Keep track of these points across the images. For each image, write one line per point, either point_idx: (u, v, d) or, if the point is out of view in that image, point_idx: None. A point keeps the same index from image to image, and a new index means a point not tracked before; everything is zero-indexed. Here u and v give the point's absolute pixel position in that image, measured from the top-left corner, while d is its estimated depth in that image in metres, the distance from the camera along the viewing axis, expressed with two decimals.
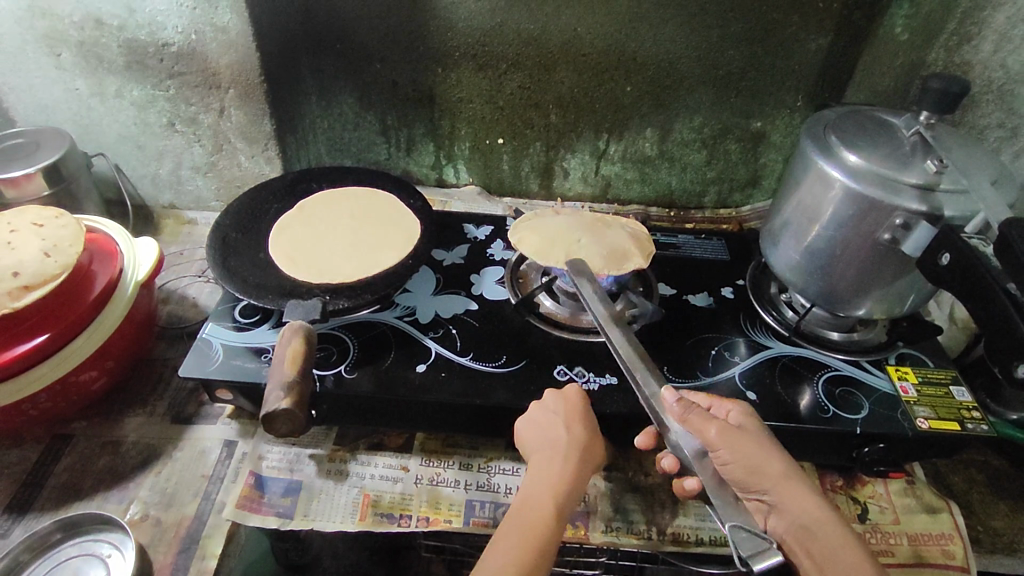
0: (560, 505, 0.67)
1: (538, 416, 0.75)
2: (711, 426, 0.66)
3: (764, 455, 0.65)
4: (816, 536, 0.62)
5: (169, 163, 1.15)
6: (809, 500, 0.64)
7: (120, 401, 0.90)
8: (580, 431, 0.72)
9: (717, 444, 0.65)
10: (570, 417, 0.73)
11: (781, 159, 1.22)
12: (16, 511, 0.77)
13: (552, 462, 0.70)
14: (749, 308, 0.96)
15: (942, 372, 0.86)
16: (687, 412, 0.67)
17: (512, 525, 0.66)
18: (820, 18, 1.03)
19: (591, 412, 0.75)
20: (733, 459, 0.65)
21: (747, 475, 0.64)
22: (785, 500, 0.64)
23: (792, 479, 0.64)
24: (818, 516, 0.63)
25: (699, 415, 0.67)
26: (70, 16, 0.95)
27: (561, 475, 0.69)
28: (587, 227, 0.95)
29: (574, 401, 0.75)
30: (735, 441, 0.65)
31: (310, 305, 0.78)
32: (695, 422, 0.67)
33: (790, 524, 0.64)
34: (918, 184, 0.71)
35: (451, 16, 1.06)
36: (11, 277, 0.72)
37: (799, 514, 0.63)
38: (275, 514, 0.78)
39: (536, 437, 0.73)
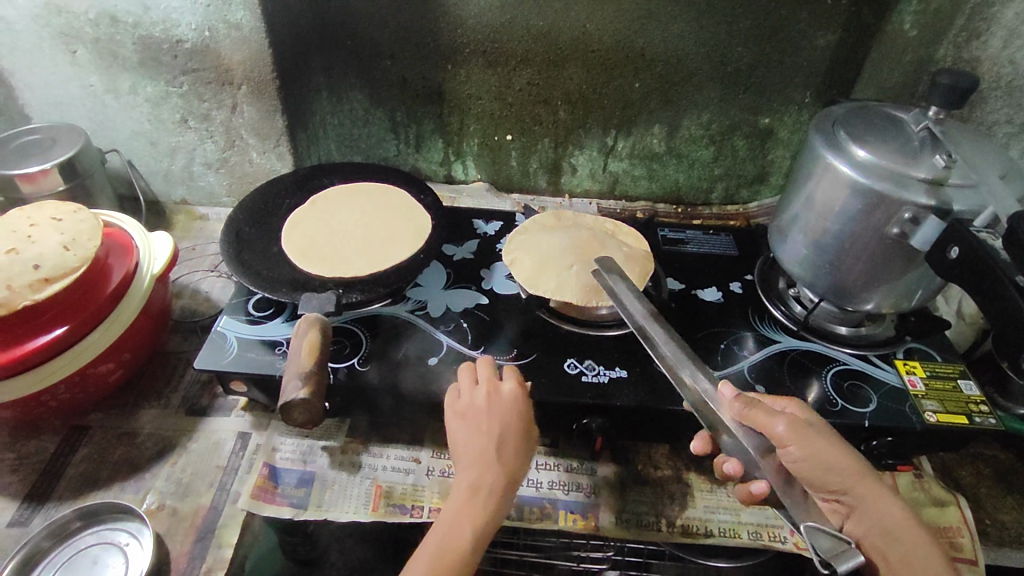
0: (479, 535, 0.65)
1: (465, 426, 0.71)
2: (778, 423, 0.66)
3: (839, 453, 0.66)
4: (891, 535, 0.64)
5: (181, 159, 1.16)
6: (884, 499, 0.65)
7: (135, 393, 0.91)
8: (508, 454, 0.69)
9: (788, 441, 0.65)
10: (499, 436, 0.70)
11: (789, 156, 1.23)
12: (35, 500, 0.79)
13: (475, 486, 0.67)
14: (758, 303, 0.97)
15: (950, 366, 0.87)
16: (748, 409, 0.67)
17: (427, 550, 0.64)
18: (829, 15, 1.03)
19: (520, 419, 0.72)
20: (805, 457, 0.65)
21: (818, 472, 0.65)
22: (864, 500, 0.65)
23: (868, 477, 0.66)
24: (894, 514, 0.65)
25: (765, 412, 0.67)
26: (86, 13, 0.96)
27: (481, 501, 0.66)
28: (581, 246, 0.94)
29: (508, 418, 0.71)
30: (808, 439, 0.65)
31: (325, 297, 0.80)
32: (761, 419, 0.67)
33: (863, 522, 0.66)
34: (927, 179, 0.72)
35: (462, 13, 1.07)
36: (31, 270, 0.74)
37: (875, 512, 0.65)
38: (290, 505, 0.79)
39: (462, 452, 0.70)
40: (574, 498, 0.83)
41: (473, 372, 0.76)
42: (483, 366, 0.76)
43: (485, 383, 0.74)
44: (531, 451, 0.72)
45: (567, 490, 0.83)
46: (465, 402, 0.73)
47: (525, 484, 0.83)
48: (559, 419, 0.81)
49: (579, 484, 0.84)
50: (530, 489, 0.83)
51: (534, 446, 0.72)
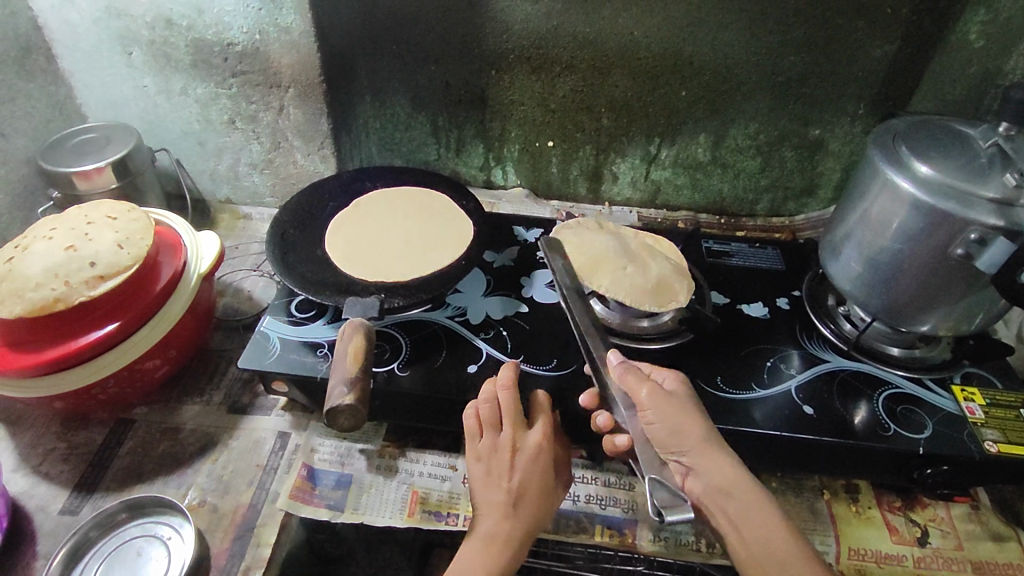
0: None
1: (488, 475, 0.72)
2: (643, 388, 0.70)
3: (688, 417, 0.70)
4: (725, 498, 0.67)
5: (228, 159, 1.18)
6: (721, 462, 0.68)
7: (179, 389, 0.93)
8: (529, 508, 0.71)
9: (647, 406, 0.69)
10: (522, 486, 0.71)
11: (839, 168, 1.19)
12: (83, 490, 0.80)
13: (498, 531, 0.68)
14: (805, 320, 0.94)
15: (1012, 395, 0.82)
16: (625, 372, 0.71)
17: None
18: (888, 24, 1.00)
19: (549, 463, 0.73)
20: (657, 419, 0.69)
21: (669, 435, 0.69)
22: (697, 460, 0.68)
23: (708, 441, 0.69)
24: (730, 476, 0.67)
25: (636, 376, 0.71)
26: (143, 16, 0.99)
27: (504, 545, 0.68)
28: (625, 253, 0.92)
29: (533, 471, 0.72)
30: (664, 402, 0.70)
31: (369, 302, 0.80)
32: (631, 384, 0.70)
33: (700, 484, 0.68)
34: (996, 198, 0.68)
35: (508, 19, 1.06)
36: (87, 267, 0.76)
37: (704, 474, 0.68)
38: (327, 507, 0.79)
39: (484, 498, 0.71)
40: (612, 513, 0.81)
41: (494, 412, 0.75)
42: (508, 407, 0.75)
43: (509, 428, 0.73)
44: (552, 496, 0.73)
45: (605, 505, 0.82)
46: (485, 447, 0.73)
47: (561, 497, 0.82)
48: (599, 432, 0.80)
49: (617, 499, 0.83)
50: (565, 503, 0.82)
51: (555, 503, 0.74)
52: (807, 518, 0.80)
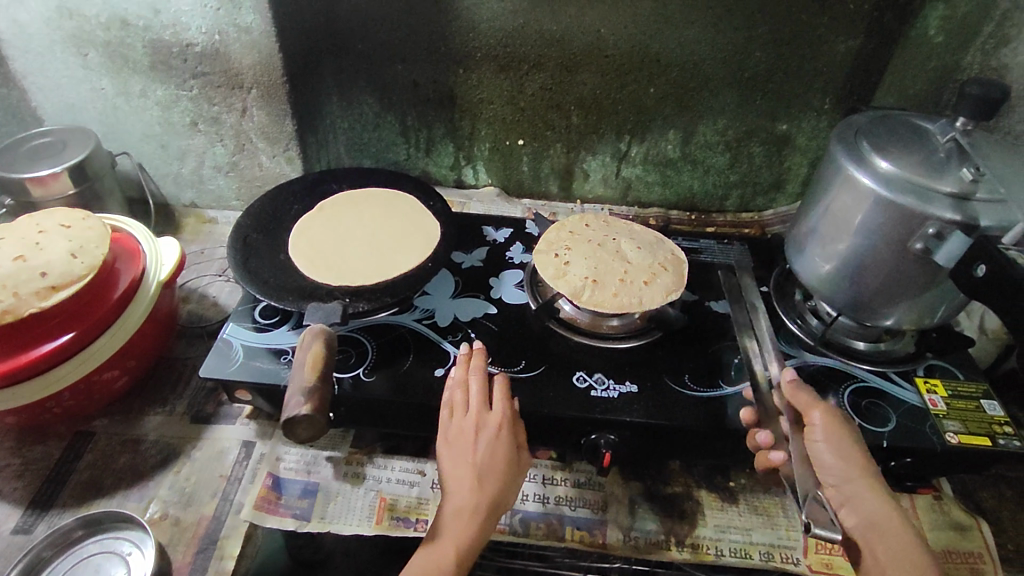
0: (466, 549, 0.65)
1: (453, 452, 0.71)
2: (815, 409, 0.71)
3: (858, 448, 0.69)
4: (881, 534, 0.65)
5: (191, 162, 1.16)
6: (881, 499, 0.66)
7: (140, 400, 0.91)
8: (494, 482, 0.69)
9: (816, 427, 0.70)
10: (485, 461, 0.69)
11: (806, 163, 1.20)
12: (39, 507, 0.78)
13: (462, 506, 0.67)
14: (773, 315, 0.94)
15: (972, 385, 0.84)
16: (798, 391, 0.73)
17: (417, 564, 0.65)
18: (850, 19, 1.00)
19: (513, 439, 0.72)
20: (825, 442, 0.69)
21: (833, 461, 0.68)
22: (856, 492, 0.66)
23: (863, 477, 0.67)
24: (887, 515, 0.65)
25: (810, 397, 0.72)
26: (97, 16, 0.96)
27: (466, 519, 0.67)
28: (645, 251, 0.93)
29: (495, 447, 0.70)
30: (836, 430, 0.69)
31: (331, 308, 0.79)
32: (803, 402, 0.72)
33: (857, 515, 0.66)
34: (953, 193, 0.69)
35: (474, 17, 1.05)
36: (38, 277, 0.73)
37: (866, 503, 0.66)
38: (293, 516, 0.78)
39: (450, 477, 0.69)
40: (581, 514, 0.81)
41: (465, 396, 0.75)
42: (477, 391, 0.75)
43: (474, 407, 0.73)
44: (519, 471, 0.71)
45: (574, 506, 0.82)
46: (452, 428, 0.73)
47: (531, 499, 0.82)
48: (568, 433, 0.79)
49: (587, 500, 0.82)
50: (534, 504, 0.81)
51: (521, 478, 0.72)
52: (776, 514, 0.81)
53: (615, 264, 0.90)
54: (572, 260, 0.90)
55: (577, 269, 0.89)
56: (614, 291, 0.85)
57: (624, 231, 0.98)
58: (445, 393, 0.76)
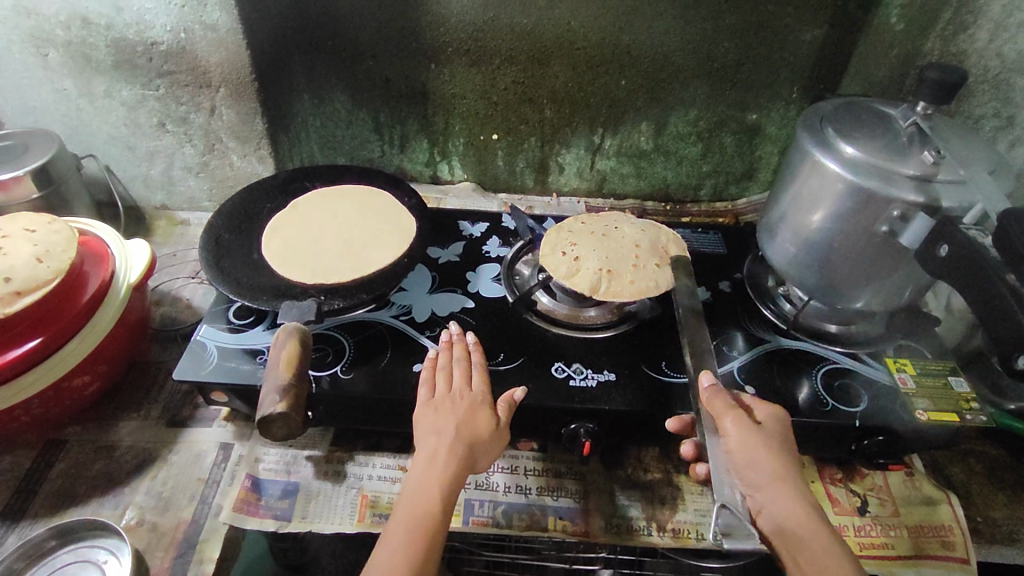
0: (447, 497, 0.64)
1: (434, 415, 0.71)
2: (727, 416, 0.67)
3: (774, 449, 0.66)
4: (800, 542, 0.60)
5: (160, 163, 1.14)
6: (796, 506, 0.62)
7: (114, 405, 0.89)
8: (470, 431, 0.69)
9: (729, 433, 0.67)
10: (463, 416, 0.70)
11: (776, 152, 1.22)
12: (10, 518, 0.76)
13: (437, 453, 0.67)
14: (747, 302, 0.96)
15: (940, 363, 0.86)
16: (712, 397, 0.70)
17: (401, 520, 0.63)
18: (814, 8, 1.02)
19: (495, 403, 0.73)
20: (740, 449, 0.65)
21: (747, 467, 0.65)
22: (772, 497, 0.63)
23: (785, 482, 0.63)
24: (805, 520, 0.61)
25: (724, 403, 0.69)
26: (57, 15, 0.94)
27: (446, 467, 0.66)
28: (646, 233, 0.95)
29: (471, 406, 0.71)
30: (752, 435, 0.66)
31: (306, 305, 0.78)
32: (717, 409, 0.69)
33: (772, 522, 0.62)
34: (915, 176, 0.70)
35: (443, 11, 1.05)
36: (3, 283, 0.71)
37: (784, 511, 0.62)
38: (273, 517, 0.77)
39: (427, 436, 0.69)
40: (564, 504, 0.82)
41: (446, 375, 0.76)
42: (460, 373, 0.76)
43: (458, 384, 0.74)
44: (500, 428, 0.71)
45: (557, 496, 0.82)
46: (433, 399, 0.73)
47: (514, 490, 0.82)
48: (548, 423, 0.80)
49: (569, 489, 0.83)
50: (517, 495, 0.82)
51: (505, 435, 0.71)
52: None
53: (625, 252, 0.90)
54: (580, 254, 0.89)
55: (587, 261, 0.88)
56: (630, 279, 0.86)
57: (619, 219, 0.99)
58: (425, 374, 0.77)
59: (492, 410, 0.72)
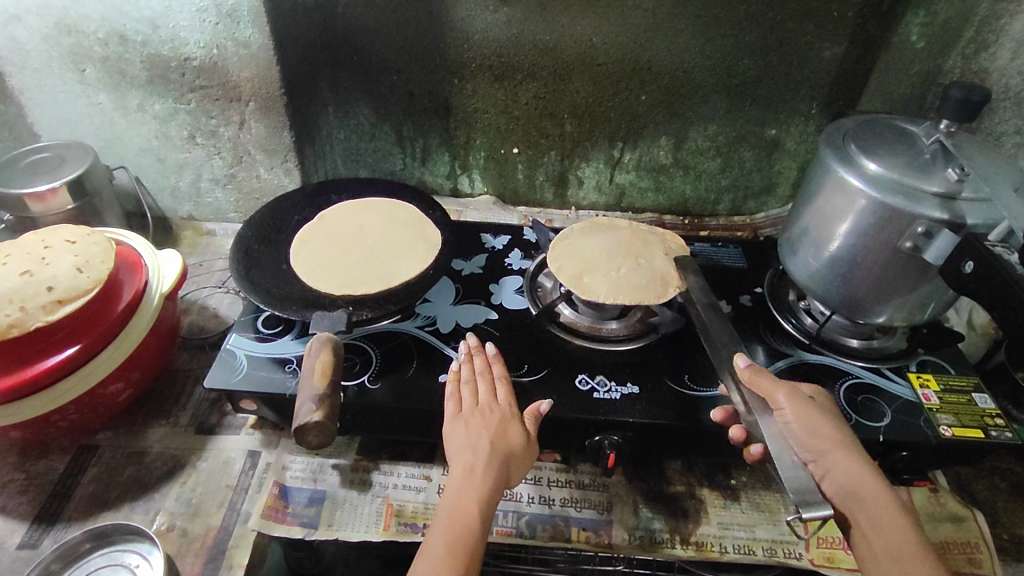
0: (484, 513, 0.65)
1: (466, 430, 0.72)
2: (779, 393, 0.69)
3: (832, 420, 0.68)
4: (865, 504, 0.63)
5: (188, 175, 1.16)
6: (859, 468, 0.65)
7: (144, 412, 0.91)
8: (505, 445, 0.70)
9: (785, 408, 0.68)
10: (499, 431, 0.71)
11: (796, 167, 1.22)
12: (44, 521, 0.78)
13: (473, 468, 0.67)
14: (768, 316, 0.96)
15: (963, 379, 0.86)
16: (756, 376, 0.72)
17: (439, 533, 0.64)
18: (835, 26, 1.03)
19: (526, 416, 0.74)
20: (796, 423, 0.67)
21: (807, 437, 0.67)
22: (834, 462, 0.65)
23: (846, 448, 0.66)
24: (867, 482, 0.64)
25: (768, 380, 0.71)
26: (95, 32, 0.97)
27: (484, 483, 0.67)
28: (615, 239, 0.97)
29: (505, 421, 0.73)
30: (805, 407, 0.68)
31: (335, 316, 0.80)
32: (765, 388, 0.70)
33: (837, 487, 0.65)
34: (939, 193, 0.71)
35: (468, 28, 1.07)
36: (45, 291, 0.74)
37: (847, 475, 0.64)
38: (300, 524, 0.78)
39: (463, 451, 0.70)
40: (587, 515, 0.82)
41: (472, 389, 0.77)
42: (486, 386, 0.77)
43: (486, 398, 0.75)
44: (531, 442, 0.72)
45: (580, 507, 0.83)
46: (464, 414, 0.74)
47: (537, 501, 0.83)
48: (572, 435, 0.80)
49: (592, 501, 0.84)
50: (540, 506, 0.82)
51: (536, 450, 0.73)
52: (777, 510, 0.83)
53: (626, 243, 0.95)
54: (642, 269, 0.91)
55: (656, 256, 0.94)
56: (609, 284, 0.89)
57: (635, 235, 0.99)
58: (449, 387, 0.78)
59: (524, 425, 0.73)
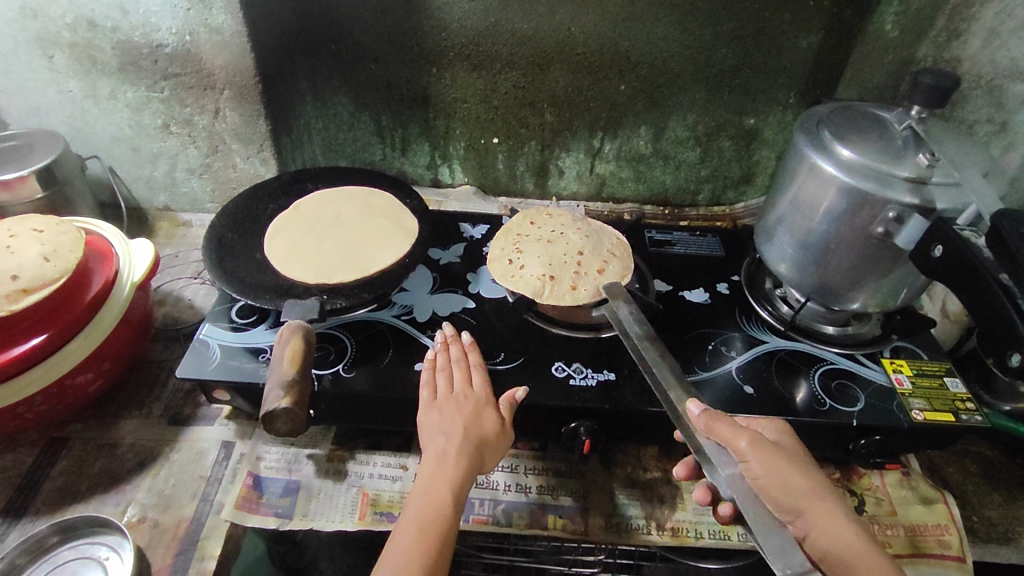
0: (457, 498, 0.65)
1: (440, 416, 0.71)
2: (741, 439, 0.66)
3: (801, 470, 0.67)
4: (849, 563, 0.62)
5: (163, 164, 1.15)
6: (836, 523, 0.64)
7: (116, 404, 0.89)
8: (478, 431, 0.70)
9: (750, 459, 0.66)
10: (473, 417, 0.71)
11: (774, 156, 1.23)
12: (12, 515, 0.77)
13: (447, 454, 0.67)
14: (745, 303, 0.97)
15: (936, 364, 0.87)
16: (713, 422, 0.68)
17: (411, 517, 0.64)
18: (811, 15, 1.04)
19: (500, 401, 0.74)
20: (765, 474, 0.66)
21: (776, 489, 0.66)
22: (813, 521, 0.65)
23: (820, 501, 0.66)
24: (851, 541, 0.63)
25: (729, 426, 0.67)
26: (64, 17, 0.95)
27: (456, 467, 0.67)
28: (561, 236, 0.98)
29: (478, 407, 0.72)
30: (768, 456, 0.66)
31: (309, 304, 0.79)
32: (722, 434, 0.67)
33: (818, 548, 0.65)
34: (910, 178, 0.72)
35: (446, 16, 1.06)
36: (9, 281, 0.72)
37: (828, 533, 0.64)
38: (274, 515, 0.77)
39: (436, 436, 0.69)
40: (564, 503, 0.82)
41: (446, 376, 0.77)
42: (461, 373, 0.77)
43: (460, 385, 0.75)
44: (506, 428, 0.72)
45: (556, 495, 0.83)
46: (439, 399, 0.74)
47: (514, 489, 0.83)
48: (548, 422, 0.80)
49: (569, 489, 0.84)
50: (518, 494, 0.82)
51: (511, 437, 0.73)
52: None
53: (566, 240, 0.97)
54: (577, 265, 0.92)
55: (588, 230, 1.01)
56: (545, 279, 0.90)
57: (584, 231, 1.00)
58: (423, 375, 0.78)
59: (497, 410, 0.73)
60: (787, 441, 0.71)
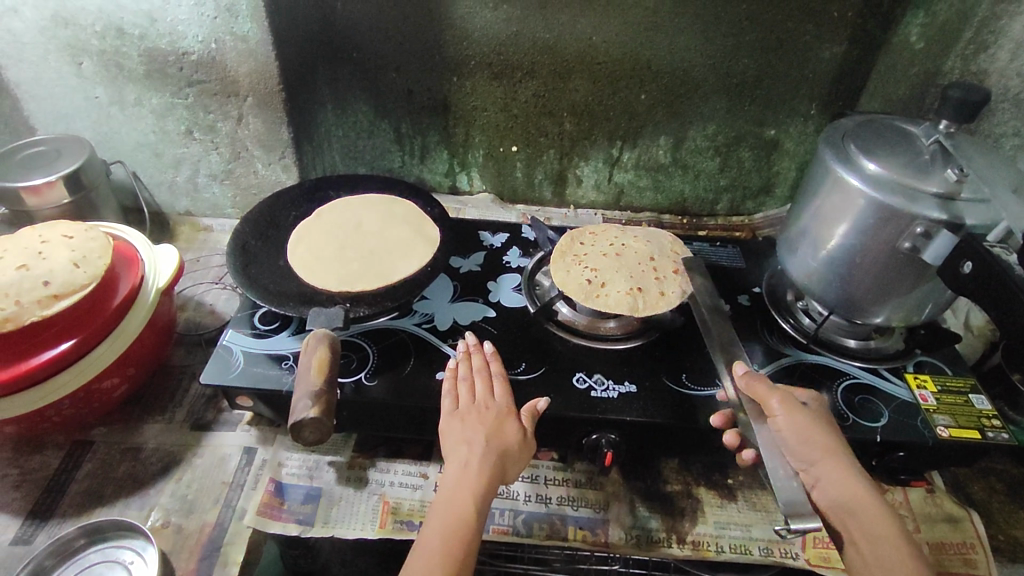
0: (481, 507, 0.65)
1: (463, 425, 0.71)
2: (773, 397, 0.70)
3: (822, 431, 0.68)
4: (858, 515, 0.63)
5: (185, 170, 1.16)
6: (848, 479, 0.65)
7: (139, 408, 0.90)
8: (500, 439, 0.70)
9: (777, 414, 0.69)
10: (495, 425, 0.71)
11: (794, 167, 1.23)
12: (38, 517, 0.78)
13: (469, 461, 0.68)
14: (766, 315, 0.96)
15: (961, 380, 0.86)
16: (751, 382, 0.72)
17: (436, 524, 0.64)
18: (834, 27, 1.03)
19: (523, 411, 0.74)
20: (789, 428, 0.68)
21: (796, 445, 0.67)
22: (824, 472, 0.65)
23: (838, 459, 0.66)
24: (858, 494, 0.64)
25: (766, 386, 0.71)
26: (93, 25, 0.96)
27: (479, 475, 0.67)
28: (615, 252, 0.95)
29: (499, 415, 0.73)
30: (796, 413, 0.69)
31: (333, 313, 0.79)
32: (759, 392, 0.71)
33: (826, 498, 0.65)
34: (938, 193, 0.71)
35: (469, 25, 1.07)
36: (40, 286, 0.73)
37: (835, 483, 0.64)
38: (296, 521, 0.78)
39: (459, 445, 0.69)
40: (584, 514, 0.82)
41: (468, 386, 0.77)
42: (483, 383, 0.77)
43: (481, 394, 0.75)
44: (528, 436, 0.72)
45: (576, 506, 0.83)
46: (462, 407, 0.74)
47: (534, 499, 0.83)
48: (569, 433, 0.80)
49: (589, 500, 0.83)
50: (538, 505, 0.82)
51: (534, 446, 0.73)
52: (774, 509, 0.83)
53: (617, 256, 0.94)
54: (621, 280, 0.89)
55: (659, 243, 0.98)
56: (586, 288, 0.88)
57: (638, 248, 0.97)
58: (445, 385, 0.78)
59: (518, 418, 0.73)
60: (822, 410, 0.73)
